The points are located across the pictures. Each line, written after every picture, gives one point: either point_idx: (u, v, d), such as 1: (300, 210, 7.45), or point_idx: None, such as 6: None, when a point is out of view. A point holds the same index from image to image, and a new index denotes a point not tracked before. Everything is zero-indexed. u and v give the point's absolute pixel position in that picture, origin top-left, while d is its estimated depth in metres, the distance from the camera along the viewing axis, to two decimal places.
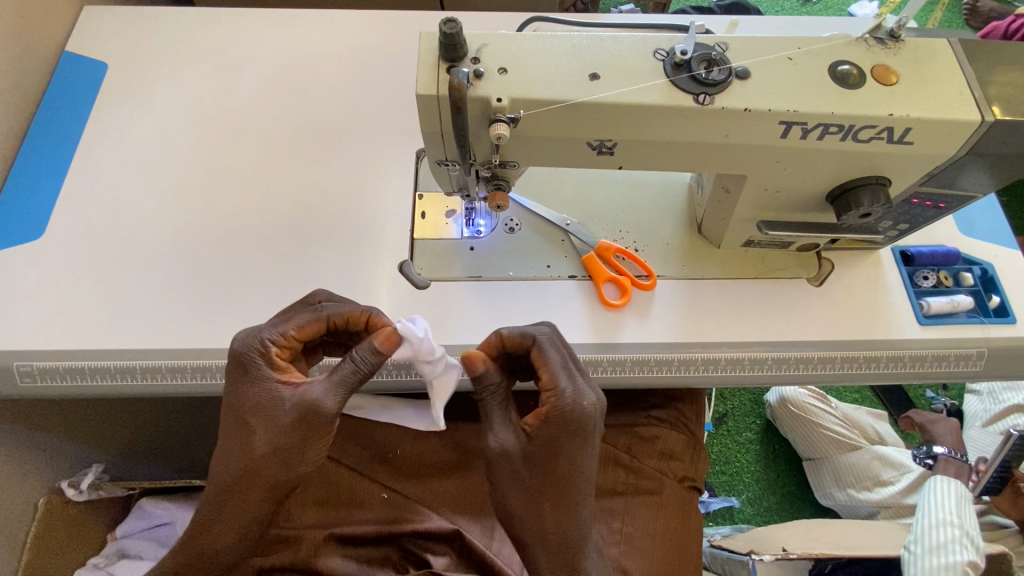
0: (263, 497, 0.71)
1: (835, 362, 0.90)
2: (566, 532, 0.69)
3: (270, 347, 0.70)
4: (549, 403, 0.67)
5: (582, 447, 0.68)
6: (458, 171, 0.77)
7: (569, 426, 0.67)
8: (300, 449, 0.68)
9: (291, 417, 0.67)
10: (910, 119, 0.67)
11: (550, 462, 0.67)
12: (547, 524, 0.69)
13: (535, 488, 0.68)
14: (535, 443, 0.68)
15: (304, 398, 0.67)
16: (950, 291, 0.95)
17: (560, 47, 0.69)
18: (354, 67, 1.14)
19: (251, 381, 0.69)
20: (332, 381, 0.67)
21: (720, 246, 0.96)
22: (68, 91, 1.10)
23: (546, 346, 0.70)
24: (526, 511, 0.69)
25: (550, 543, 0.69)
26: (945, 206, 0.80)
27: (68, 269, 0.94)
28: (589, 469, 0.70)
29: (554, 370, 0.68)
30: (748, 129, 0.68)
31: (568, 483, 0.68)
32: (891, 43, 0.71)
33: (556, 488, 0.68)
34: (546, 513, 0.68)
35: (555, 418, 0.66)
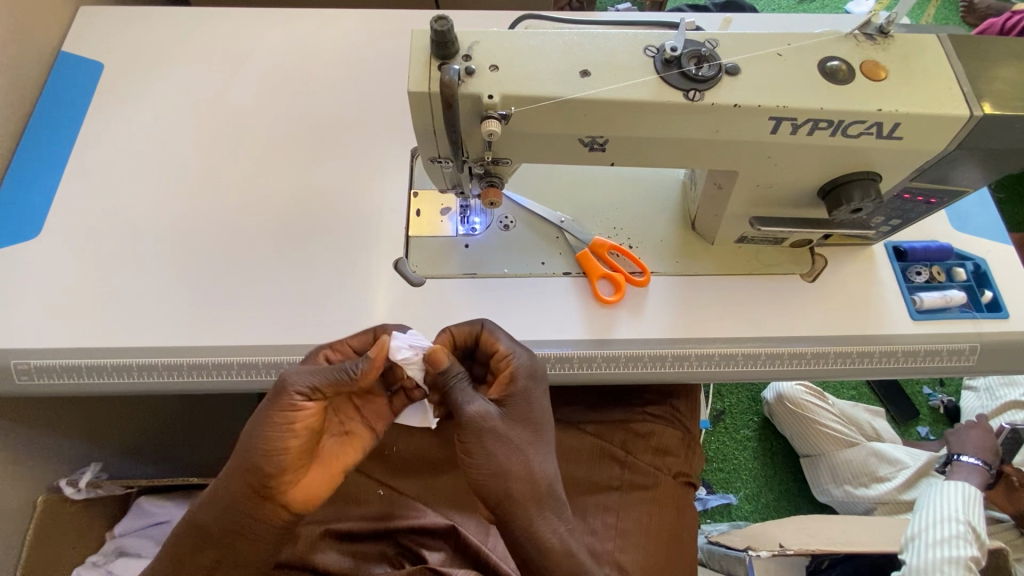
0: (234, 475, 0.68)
1: (828, 357, 0.90)
2: (549, 473, 0.69)
3: (302, 349, 0.76)
4: (509, 365, 0.71)
5: (543, 392, 0.73)
6: (451, 168, 0.78)
7: (533, 377, 0.72)
8: (262, 429, 0.66)
9: (268, 393, 0.68)
10: (899, 115, 0.67)
11: (522, 411, 0.70)
12: (533, 466, 0.68)
13: (514, 439, 0.68)
14: (508, 399, 0.70)
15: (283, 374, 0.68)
16: (942, 287, 0.96)
17: (550, 44, 0.70)
18: (349, 66, 1.14)
19: (268, 369, 0.74)
20: (313, 367, 0.68)
21: (714, 242, 0.96)
22: (65, 90, 1.11)
23: (493, 326, 0.75)
24: (511, 461, 0.66)
25: (537, 489, 0.67)
26: (936, 201, 0.81)
27: (65, 268, 0.94)
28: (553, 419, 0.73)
29: (506, 340, 0.73)
30: (738, 125, 0.69)
31: (538, 427, 0.71)
32: (880, 39, 0.71)
33: (530, 433, 0.69)
34: (531, 453, 0.68)
35: (520, 373, 0.71)
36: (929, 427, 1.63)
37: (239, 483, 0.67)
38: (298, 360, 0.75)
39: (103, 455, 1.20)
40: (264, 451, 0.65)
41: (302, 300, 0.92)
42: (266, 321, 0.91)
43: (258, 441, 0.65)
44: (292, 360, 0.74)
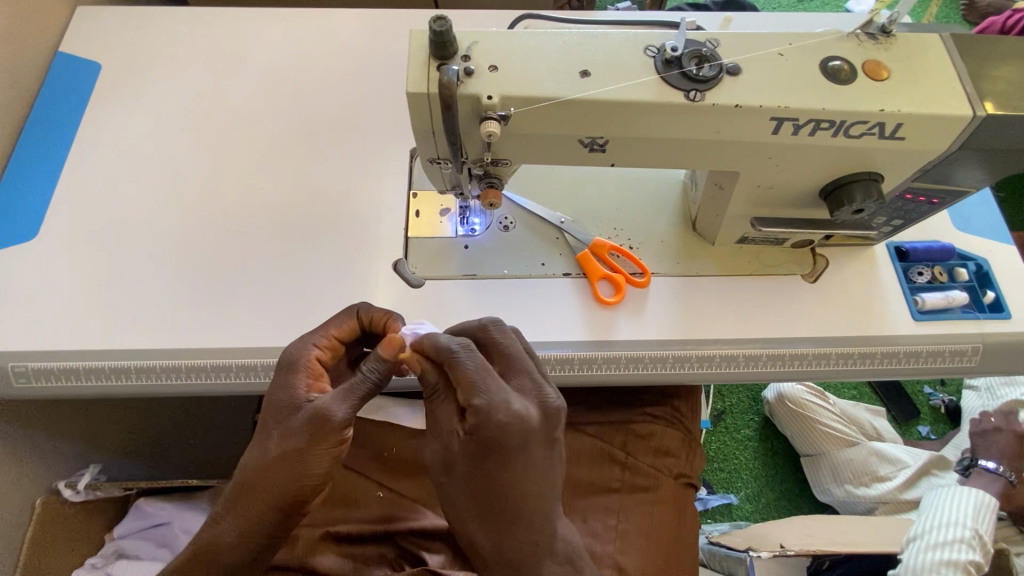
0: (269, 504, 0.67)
1: (831, 358, 0.90)
2: (501, 550, 0.65)
3: (312, 351, 0.71)
4: (471, 419, 0.60)
5: (507, 462, 0.61)
6: (450, 169, 0.77)
7: (494, 439, 0.60)
8: (304, 459, 0.65)
9: (303, 423, 0.65)
10: (902, 115, 0.67)
11: (478, 475, 0.62)
12: (483, 533, 0.66)
13: (468, 500, 0.64)
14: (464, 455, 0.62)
15: (318, 404, 0.65)
16: (944, 287, 0.95)
17: (550, 44, 0.69)
18: (347, 66, 1.14)
19: (281, 380, 0.69)
20: (349, 393, 0.66)
21: (715, 243, 0.96)
22: (62, 91, 1.10)
23: (461, 355, 0.61)
24: (461, 522, 0.67)
25: (485, 558, 0.67)
26: (938, 201, 0.80)
27: (63, 270, 0.94)
28: (530, 476, 0.63)
29: (471, 381, 0.60)
30: (739, 125, 0.68)
31: (500, 499, 0.63)
32: (882, 39, 0.71)
33: (485, 506, 0.64)
34: (479, 524, 0.65)
35: (477, 435, 0.59)
36: (930, 427, 1.63)
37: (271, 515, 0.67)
38: (310, 365, 0.71)
39: (101, 457, 1.20)
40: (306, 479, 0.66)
41: (301, 302, 0.92)
42: (265, 323, 0.90)
43: (301, 472, 0.65)
44: (308, 368, 0.70)
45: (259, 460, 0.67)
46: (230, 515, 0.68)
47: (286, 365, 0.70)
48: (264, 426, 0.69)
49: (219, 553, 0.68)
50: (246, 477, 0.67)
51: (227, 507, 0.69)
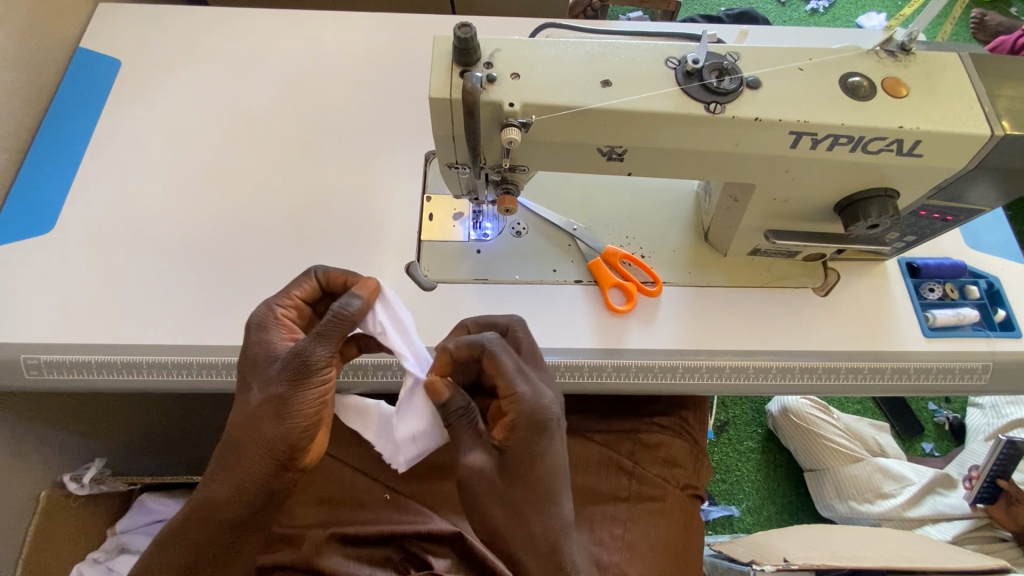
0: (260, 456, 0.66)
1: (840, 372, 0.90)
2: (554, 537, 0.64)
3: (277, 309, 0.71)
4: (512, 410, 0.64)
5: (551, 449, 0.65)
6: (468, 174, 0.78)
7: (534, 425, 0.64)
8: (291, 400, 0.65)
9: (287, 368, 0.64)
10: (921, 132, 0.67)
11: (523, 467, 0.63)
12: (534, 530, 0.64)
13: (513, 497, 0.63)
14: (511, 451, 0.63)
15: (297, 347, 0.65)
16: (955, 304, 0.96)
17: (572, 54, 0.70)
18: (365, 68, 1.15)
19: (254, 338, 0.69)
20: (326, 334, 0.65)
21: (727, 254, 0.96)
22: (81, 87, 1.11)
23: (497, 352, 0.65)
24: (508, 523, 0.63)
25: (539, 550, 0.64)
26: (952, 219, 0.81)
27: (80, 264, 0.94)
28: (564, 466, 0.66)
29: (509, 375, 0.64)
30: (757, 138, 0.68)
31: (550, 488, 0.64)
32: (902, 56, 0.71)
33: (537, 494, 0.64)
34: (530, 518, 0.64)
35: (522, 423, 0.63)
36: (934, 444, 1.63)
37: (266, 460, 0.66)
38: (281, 321, 0.71)
39: (107, 451, 1.20)
40: (296, 424, 0.66)
41: None
42: None
43: (288, 412, 0.65)
44: (276, 322, 0.70)
45: (244, 411, 0.66)
46: (224, 475, 0.67)
47: (254, 324, 0.70)
48: (243, 383, 0.69)
49: (221, 508, 0.68)
50: (235, 434, 0.66)
51: (220, 465, 0.68)
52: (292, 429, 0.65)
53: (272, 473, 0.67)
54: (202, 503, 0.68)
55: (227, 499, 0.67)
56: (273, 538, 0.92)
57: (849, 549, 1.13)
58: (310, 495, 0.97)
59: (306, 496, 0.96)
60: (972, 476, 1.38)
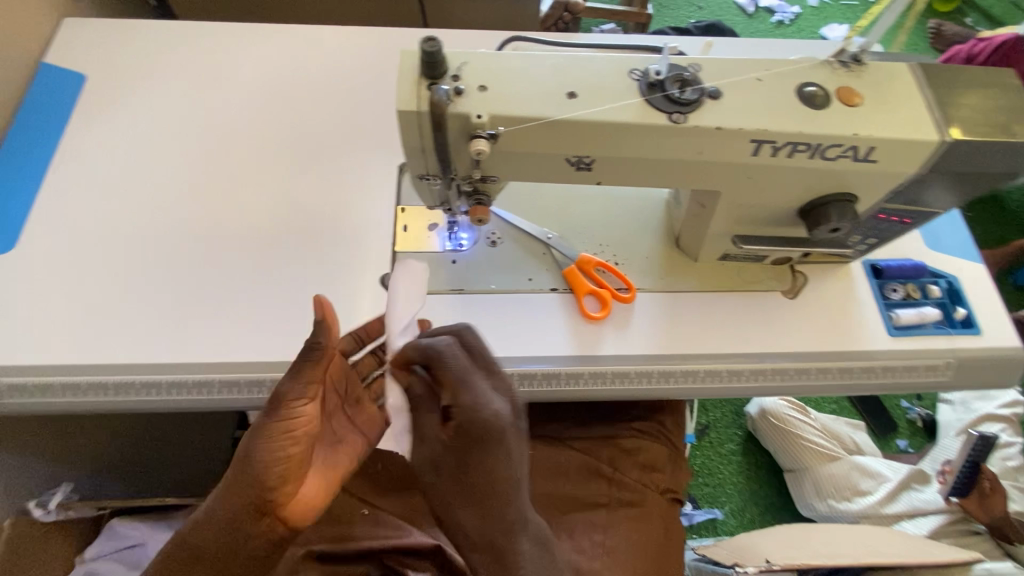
0: (232, 500, 0.65)
1: (810, 373, 0.92)
2: (490, 535, 0.65)
3: None
4: (455, 415, 0.63)
5: (497, 458, 0.64)
6: (439, 185, 0.78)
7: (475, 432, 0.62)
8: (260, 433, 0.65)
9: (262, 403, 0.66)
10: (874, 139, 0.70)
11: (465, 471, 0.64)
12: (470, 527, 0.65)
13: (453, 495, 0.65)
14: (452, 452, 0.64)
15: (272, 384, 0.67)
16: (918, 304, 0.99)
17: (538, 66, 0.71)
18: (339, 82, 1.15)
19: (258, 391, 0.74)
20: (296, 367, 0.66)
21: (698, 259, 0.98)
22: (44, 102, 1.09)
23: (445, 356, 0.65)
24: (450, 517, 0.66)
25: (477, 544, 0.66)
26: (910, 221, 0.84)
27: (42, 284, 0.92)
28: (509, 475, 0.65)
29: (455, 381, 0.64)
30: (720, 146, 0.70)
31: (495, 492, 0.65)
32: (854, 66, 0.74)
33: (477, 497, 0.64)
34: (466, 515, 0.65)
35: (463, 428, 0.63)
36: (908, 440, 1.67)
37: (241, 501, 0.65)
38: None
39: (73, 475, 1.16)
40: (263, 463, 0.65)
41: (285, 315, 0.91)
42: (246, 338, 0.89)
43: (254, 449, 0.65)
44: None
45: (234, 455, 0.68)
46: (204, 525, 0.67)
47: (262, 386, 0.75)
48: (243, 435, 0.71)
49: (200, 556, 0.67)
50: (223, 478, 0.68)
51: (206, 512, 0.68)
52: (258, 469, 0.64)
53: (241, 517, 0.66)
54: (180, 558, 0.68)
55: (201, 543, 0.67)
56: None
57: (828, 548, 1.14)
58: None
59: None
60: (945, 470, 1.44)
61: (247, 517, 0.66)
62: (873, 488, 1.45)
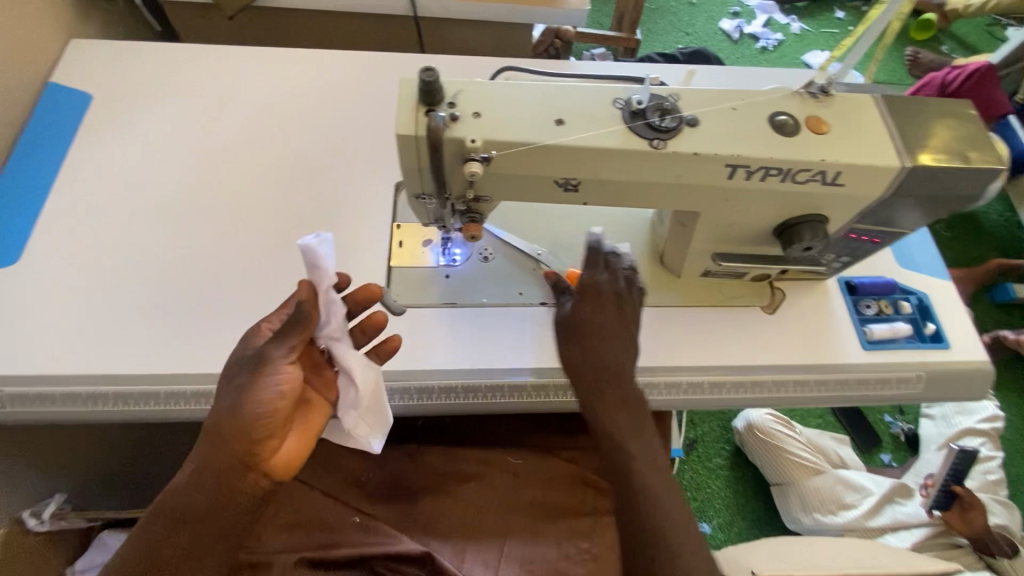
0: (217, 450, 0.67)
1: (788, 385, 0.97)
2: (628, 390, 0.76)
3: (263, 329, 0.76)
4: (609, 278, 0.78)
5: (625, 313, 0.79)
6: (434, 204, 0.82)
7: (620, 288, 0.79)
8: (248, 388, 0.67)
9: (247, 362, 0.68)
10: (841, 164, 0.75)
11: (593, 318, 0.76)
12: (615, 366, 0.75)
13: (619, 346, 0.76)
14: (592, 300, 0.77)
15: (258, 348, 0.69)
16: (891, 319, 1.04)
17: (528, 94, 0.75)
18: (338, 104, 1.20)
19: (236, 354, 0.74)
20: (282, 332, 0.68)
21: (681, 275, 1.02)
22: (50, 121, 1.13)
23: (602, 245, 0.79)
24: (605, 356, 0.76)
25: (625, 393, 0.76)
26: (879, 241, 0.89)
27: (46, 295, 0.95)
28: (629, 348, 0.78)
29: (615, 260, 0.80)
30: (698, 170, 0.75)
31: (628, 351, 0.78)
32: (823, 97, 0.79)
33: (620, 349, 0.77)
34: (620, 364, 0.76)
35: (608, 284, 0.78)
36: (891, 454, 1.71)
37: (225, 459, 0.67)
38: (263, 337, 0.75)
39: (67, 487, 1.17)
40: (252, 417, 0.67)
41: None
42: None
43: (242, 401, 0.67)
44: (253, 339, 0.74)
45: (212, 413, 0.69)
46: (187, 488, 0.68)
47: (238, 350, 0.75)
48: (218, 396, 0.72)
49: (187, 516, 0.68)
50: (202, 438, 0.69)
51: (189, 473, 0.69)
52: (247, 420, 0.66)
53: (225, 469, 0.67)
54: (164, 523, 0.69)
55: (184, 496, 0.68)
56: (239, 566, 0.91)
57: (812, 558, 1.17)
58: (281, 518, 0.97)
59: (277, 518, 0.96)
60: (927, 483, 1.48)
61: (233, 470, 0.68)
62: (858, 501, 1.48)
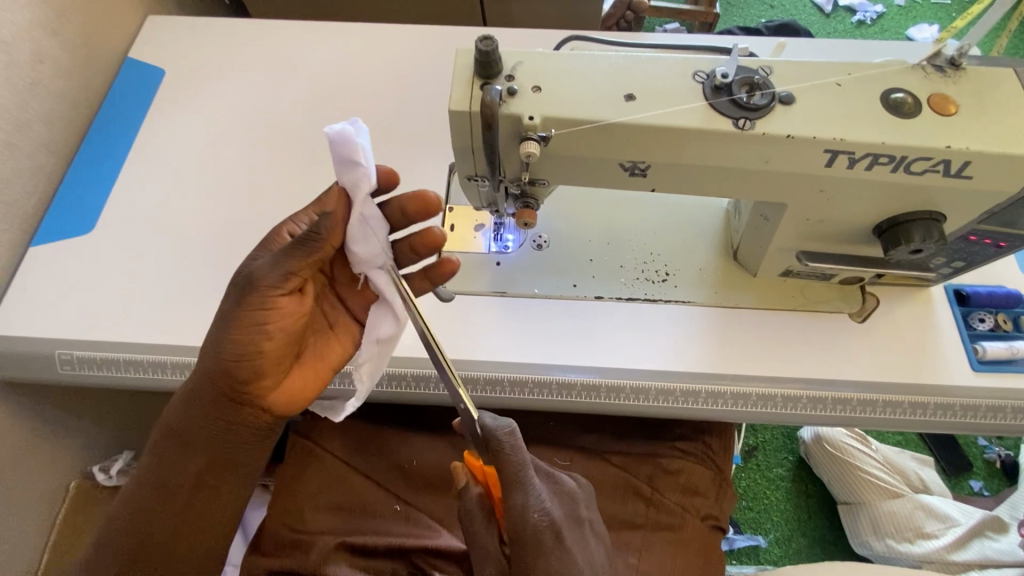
0: (209, 378, 0.70)
1: (876, 406, 0.85)
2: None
3: (285, 224, 0.70)
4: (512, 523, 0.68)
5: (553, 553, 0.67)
6: (487, 187, 0.77)
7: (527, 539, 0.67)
8: (233, 326, 0.68)
9: (240, 284, 0.66)
10: (970, 152, 0.62)
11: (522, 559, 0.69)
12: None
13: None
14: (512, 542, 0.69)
15: (254, 269, 0.66)
16: (1008, 337, 0.88)
17: (595, 66, 0.68)
18: (395, 79, 1.16)
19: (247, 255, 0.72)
20: (284, 251, 0.64)
21: (757, 274, 0.92)
22: (126, 95, 1.16)
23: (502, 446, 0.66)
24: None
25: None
26: (1006, 245, 0.75)
27: (115, 264, 0.98)
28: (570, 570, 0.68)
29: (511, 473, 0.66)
30: (790, 156, 0.65)
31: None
32: (951, 71, 0.66)
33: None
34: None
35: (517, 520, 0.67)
36: (983, 482, 1.51)
37: (217, 385, 0.71)
38: (275, 239, 0.70)
39: (133, 445, 1.25)
40: (236, 356, 0.68)
41: None
42: None
43: (227, 338, 0.68)
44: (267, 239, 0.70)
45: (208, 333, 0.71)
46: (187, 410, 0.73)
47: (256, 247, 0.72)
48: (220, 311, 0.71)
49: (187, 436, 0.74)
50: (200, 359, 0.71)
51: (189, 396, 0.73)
52: (230, 356, 0.68)
53: (221, 396, 0.72)
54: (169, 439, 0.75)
55: (186, 423, 0.74)
56: (286, 544, 0.93)
57: None
58: (322, 501, 0.97)
59: (319, 501, 0.96)
60: None
61: (224, 401, 0.72)
62: (941, 531, 1.32)
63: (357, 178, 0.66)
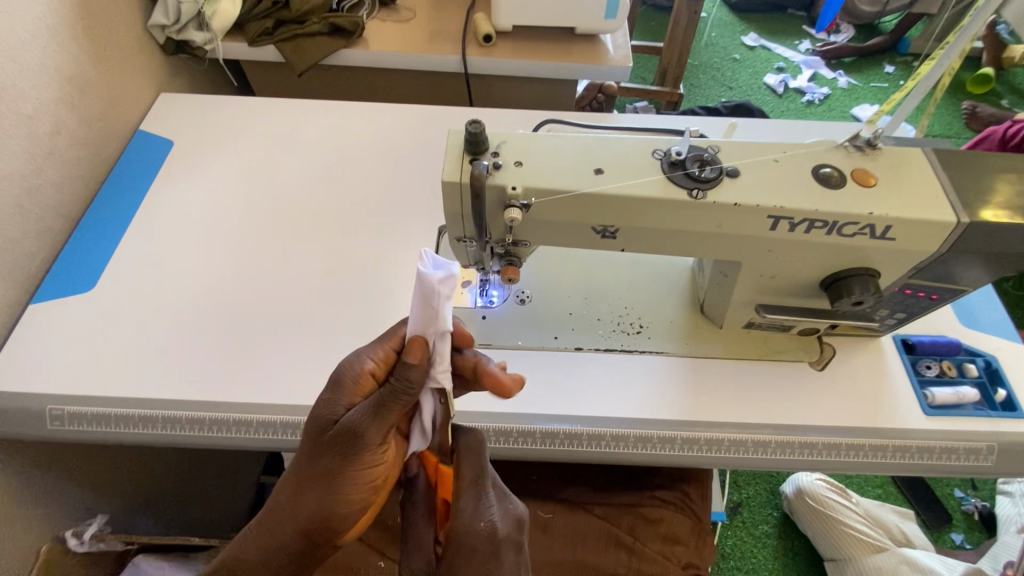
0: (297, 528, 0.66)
1: (840, 449, 0.90)
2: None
3: (368, 365, 0.65)
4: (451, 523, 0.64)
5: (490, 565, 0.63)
6: (474, 247, 0.85)
7: (464, 544, 0.63)
8: (334, 488, 0.64)
9: (338, 439, 0.63)
10: (890, 218, 0.73)
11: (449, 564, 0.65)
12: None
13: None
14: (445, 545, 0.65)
15: (353, 424, 0.62)
16: (955, 382, 0.96)
17: (568, 144, 0.78)
18: (390, 151, 1.27)
19: (326, 395, 0.66)
20: (386, 409, 0.62)
21: (723, 326, 0.99)
22: (134, 164, 1.25)
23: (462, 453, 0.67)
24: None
25: None
26: (938, 298, 0.84)
27: (113, 321, 1.02)
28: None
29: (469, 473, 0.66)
30: (739, 220, 0.75)
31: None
32: (869, 150, 0.78)
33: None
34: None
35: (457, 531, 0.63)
36: (964, 534, 1.54)
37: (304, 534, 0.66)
38: (359, 382, 0.65)
39: (108, 508, 1.22)
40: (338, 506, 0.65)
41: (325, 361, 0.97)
42: (289, 383, 0.95)
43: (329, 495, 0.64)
44: (354, 380, 0.65)
45: (292, 483, 0.66)
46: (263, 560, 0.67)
47: (333, 388, 0.65)
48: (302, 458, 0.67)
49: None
50: (283, 507, 0.66)
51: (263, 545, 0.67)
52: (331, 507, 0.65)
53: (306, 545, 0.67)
54: None
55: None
56: None
57: None
58: None
59: None
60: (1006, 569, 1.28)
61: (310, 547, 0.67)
62: None
63: (432, 316, 0.60)
